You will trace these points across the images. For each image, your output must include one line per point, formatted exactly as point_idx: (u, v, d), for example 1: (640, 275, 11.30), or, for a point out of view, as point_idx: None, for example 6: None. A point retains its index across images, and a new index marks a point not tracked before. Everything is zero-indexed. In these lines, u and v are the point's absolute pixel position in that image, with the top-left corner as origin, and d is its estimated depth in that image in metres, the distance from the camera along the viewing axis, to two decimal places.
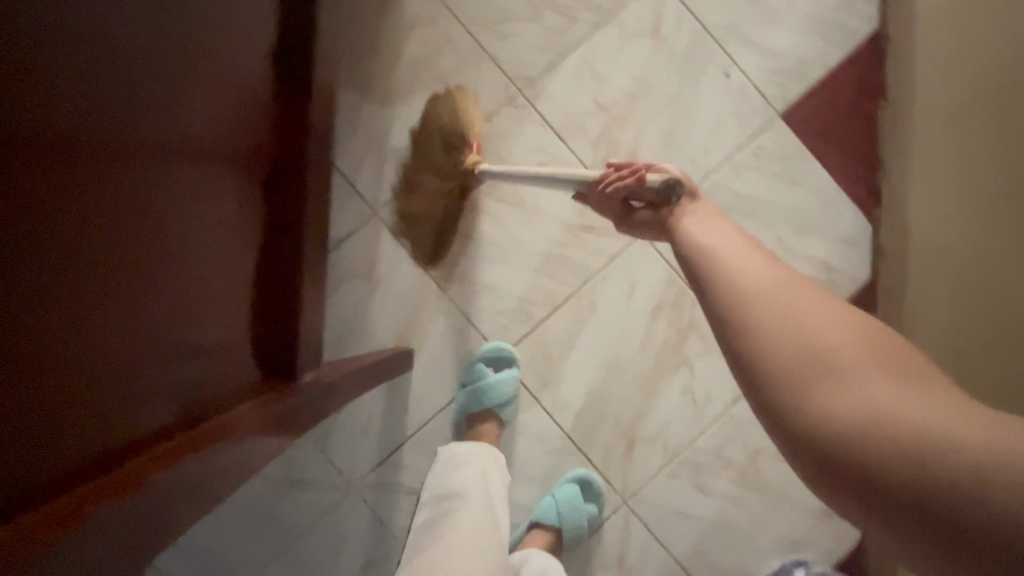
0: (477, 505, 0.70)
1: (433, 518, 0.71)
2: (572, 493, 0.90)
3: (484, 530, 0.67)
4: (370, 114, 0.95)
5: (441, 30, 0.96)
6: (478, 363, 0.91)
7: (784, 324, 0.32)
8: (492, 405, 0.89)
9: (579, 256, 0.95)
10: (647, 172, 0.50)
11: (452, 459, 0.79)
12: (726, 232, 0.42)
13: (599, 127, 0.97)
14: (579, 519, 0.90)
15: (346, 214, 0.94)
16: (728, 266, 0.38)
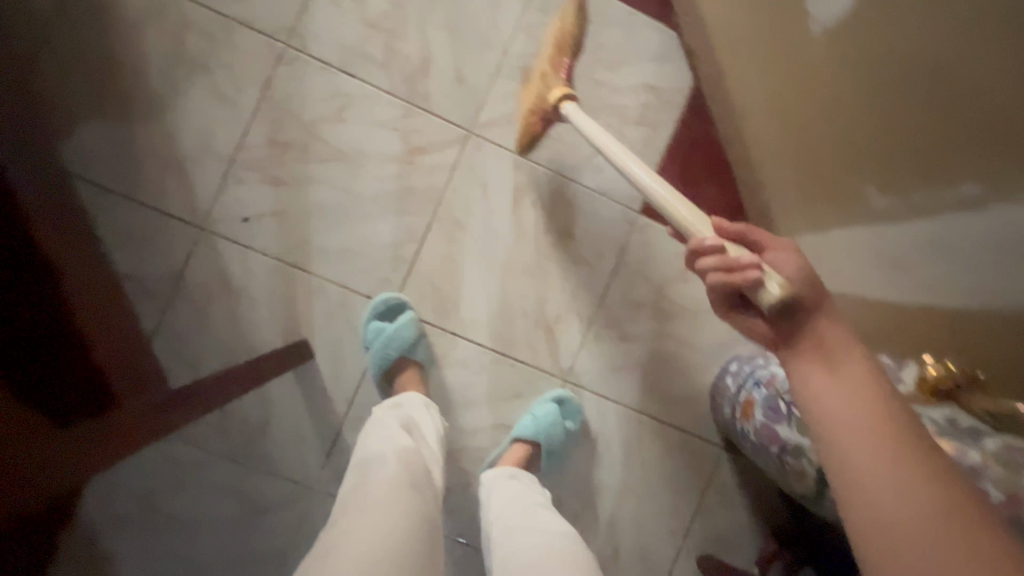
0: (393, 458, 0.71)
1: (355, 477, 0.70)
2: (547, 406, 0.94)
3: (400, 475, 0.68)
4: (148, 134, 0.88)
5: (174, 17, 0.88)
6: (371, 321, 0.89)
7: (887, 528, 0.36)
8: (400, 353, 0.88)
9: (422, 180, 0.93)
10: (763, 274, 0.49)
11: (373, 427, 0.80)
12: (849, 388, 0.43)
13: (382, 47, 0.92)
14: (559, 433, 0.93)
15: (173, 243, 0.88)
16: (843, 446, 0.41)
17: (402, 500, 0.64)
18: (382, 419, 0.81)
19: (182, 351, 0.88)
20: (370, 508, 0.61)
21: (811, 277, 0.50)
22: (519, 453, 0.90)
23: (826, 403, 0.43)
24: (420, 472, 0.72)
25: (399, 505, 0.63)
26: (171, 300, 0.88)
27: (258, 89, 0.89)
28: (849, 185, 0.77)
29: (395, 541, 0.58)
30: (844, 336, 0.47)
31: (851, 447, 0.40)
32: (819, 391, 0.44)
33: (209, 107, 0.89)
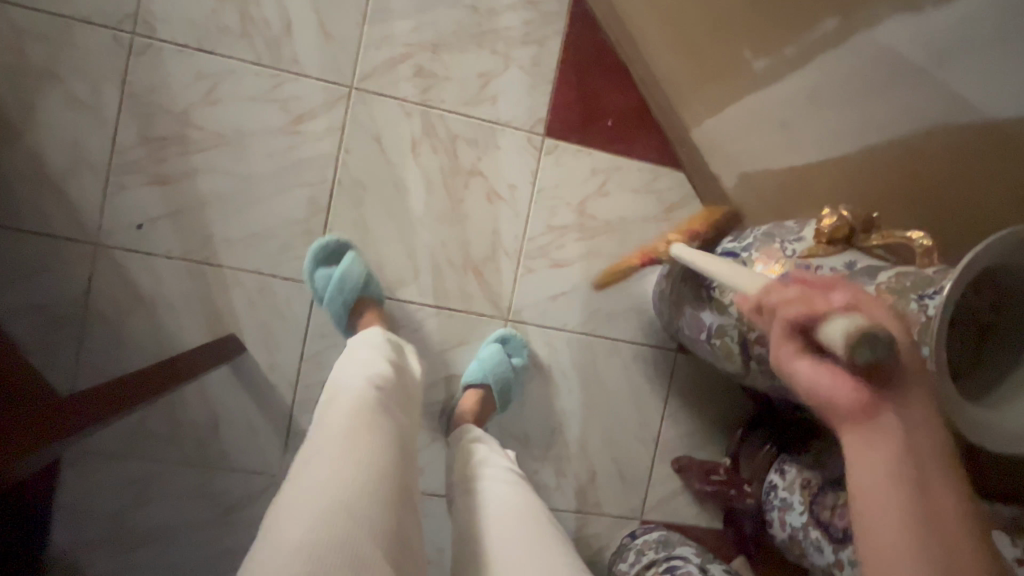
0: (361, 388, 0.64)
1: (318, 412, 0.62)
2: (488, 346, 0.93)
3: (367, 404, 0.61)
4: (11, 158, 0.83)
5: (3, 27, 0.81)
6: (318, 270, 0.85)
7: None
8: (358, 293, 0.84)
9: (313, 148, 0.90)
10: (830, 296, 0.36)
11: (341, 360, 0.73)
12: (898, 474, 0.35)
13: (236, 15, 0.86)
14: (508, 370, 0.91)
15: (70, 264, 0.85)
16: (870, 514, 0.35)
17: (365, 429, 0.56)
18: (352, 350, 0.74)
19: (110, 370, 0.86)
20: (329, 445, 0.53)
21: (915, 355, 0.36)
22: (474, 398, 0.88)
23: (873, 488, 0.35)
24: (389, 398, 0.65)
25: (363, 436, 0.55)
26: (85, 322, 0.85)
27: (116, 86, 0.84)
28: (727, 55, 0.75)
29: (363, 481, 0.50)
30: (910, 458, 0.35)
31: (889, 523, 0.35)
32: (869, 468, 0.35)
33: (69, 116, 0.84)
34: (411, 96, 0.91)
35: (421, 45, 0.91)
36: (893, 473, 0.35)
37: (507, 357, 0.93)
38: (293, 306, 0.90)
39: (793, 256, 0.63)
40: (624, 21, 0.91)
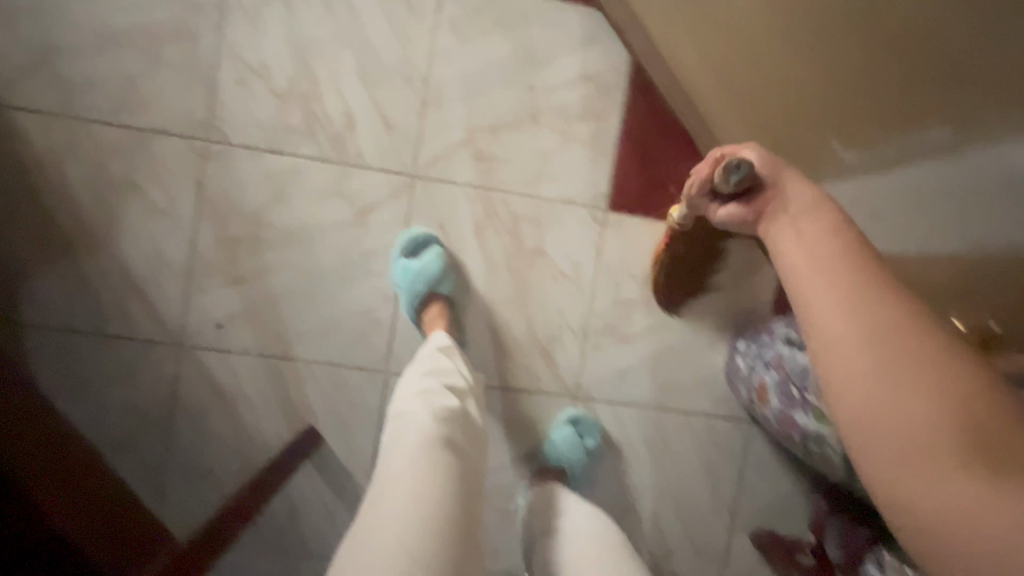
0: (429, 417, 0.69)
1: (392, 432, 0.70)
2: (564, 430, 0.92)
3: (436, 440, 0.66)
4: (99, 267, 0.86)
5: (88, 144, 0.85)
6: (398, 258, 0.88)
7: (889, 411, 0.36)
8: (432, 287, 0.87)
9: (379, 239, 0.90)
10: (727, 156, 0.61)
11: (405, 383, 0.78)
12: (817, 242, 0.48)
13: (301, 115, 0.87)
14: (581, 456, 0.91)
15: (155, 364, 0.87)
16: (818, 331, 0.42)
17: (431, 467, 0.62)
18: (417, 367, 0.79)
19: (194, 465, 0.88)
20: (406, 479, 0.61)
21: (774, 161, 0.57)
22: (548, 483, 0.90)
23: (793, 255, 0.48)
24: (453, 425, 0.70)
25: (430, 476, 0.61)
26: (170, 419, 0.88)
27: (192, 192, 0.87)
28: (813, 141, 0.78)
29: (427, 519, 0.57)
30: (799, 202, 0.54)
31: (809, 280, 0.45)
32: (789, 246, 0.50)
33: (150, 223, 0.87)
34: (472, 180, 0.91)
35: (480, 129, 0.91)
36: (816, 243, 0.48)
37: (580, 440, 0.92)
38: (365, 395, 0.91)
39: None
40: (688, 93, 0.87)
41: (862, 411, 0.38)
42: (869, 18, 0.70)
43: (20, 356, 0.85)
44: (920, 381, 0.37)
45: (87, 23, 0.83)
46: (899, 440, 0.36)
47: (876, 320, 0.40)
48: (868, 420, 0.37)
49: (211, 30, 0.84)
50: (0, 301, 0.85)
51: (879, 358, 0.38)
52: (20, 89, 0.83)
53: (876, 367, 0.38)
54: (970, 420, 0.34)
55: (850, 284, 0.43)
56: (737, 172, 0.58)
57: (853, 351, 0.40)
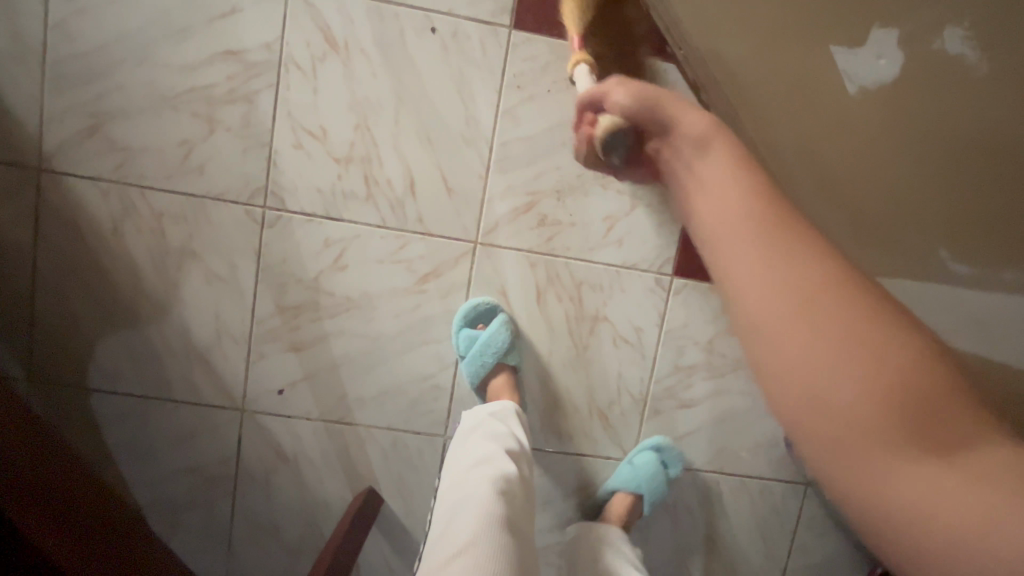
0: (483, 488, 0.63)
1: (447, 510, 0.64)
2: (649, 455, 0.91)
3: (491, 513, 0.60)
4: (161, 334, 0.86)
5: (145, 211, 0.83)
6: (462, 329, 0.86)
7: (817, 409, 0.32)
8: (498, 360, 0.85)
9: (437, 305, 0.88)
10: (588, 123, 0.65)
11: (460, 455, 0.73)
12: (726, 192, 0.40)
13: (360, 179, 0.84)
14: (662, 483, 0.90)
15: (219, 428, 0.88)
16: (735, 290, 0.36)
17: (486, 539, 0.56)
18: (476, 436, 0.74)
19: (260, 523, 0.90)
20: (459, 553, 0.55)
21: (641, 93, 0.55)
22: (622, 502, 0.90)
23: (702, 205, 0.41)
24: (511, 498, 0.64)
25: (485, 549, 0.55)
26: (236, 480, 0.89)
27: (251, 259, 0.85)
28: (917, 252, 0.66)
29: None
30: (690, 134, 0.48)
31: (723, 238, 0.38)
32: (709, 199, 0.41)
33: (209, 291, 0.85)
34: (535, 246, 0.88)
35: (544, 192, 0.87)
36: (733, 199, 0.39)
37: (662, 467, 0.91)
38: (425, 459, 0.91)
39: None
40: None
41: (796, 406, 0.32)
42: (980, 153, 0.63)
43: (92, 421, 0.87)
44: (848, 361, 0.31)
45: (142, 86, 0.80)
46: (838, 454, 0.31)
47: (801, 283, 0.34)
48: (800, 418, 0.32)
49: (268, 92, 0.81)
50: (67, 367, 0.85)
51: (812, 328, 0.32)
52: (76, 156, 0.81)
53: (819, 353, 0.32)
54: (911, 408, 0.30)
55: (767, 239, 0.36)
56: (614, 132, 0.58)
57: (782, 335, 0.33)
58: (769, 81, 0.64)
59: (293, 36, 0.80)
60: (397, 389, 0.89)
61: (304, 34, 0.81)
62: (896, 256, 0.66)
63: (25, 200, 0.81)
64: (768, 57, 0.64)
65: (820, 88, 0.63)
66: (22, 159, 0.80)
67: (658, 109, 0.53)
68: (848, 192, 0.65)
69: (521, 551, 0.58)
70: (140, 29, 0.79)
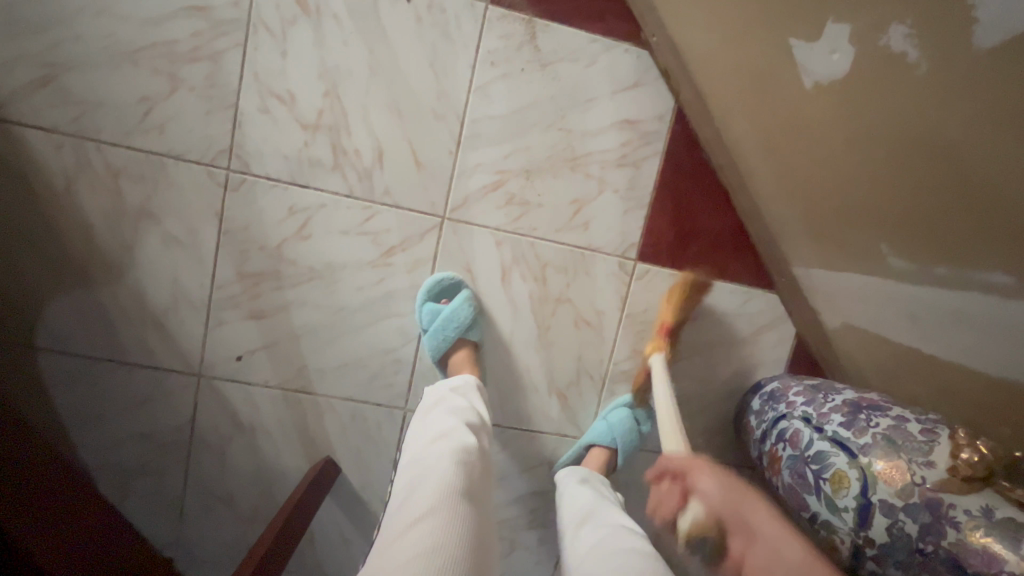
0: (444, 459, 0.63)
1: (407, 481, 0.63)
2: (618, 412, 0.93)
3: (451, 483, 0.59)
4: (115, 296, 0.84)
5: (101, 167, 0.80)
6: (426, 302, 0.87)
7: None
8: (460, 335, 0.85)
9: (402, 279, 0.88)
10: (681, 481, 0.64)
11: (421, 430, 0.73)
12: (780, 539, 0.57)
13: (327, 147, 0.83)
14: (636, 439, 0.92)
15: (173, 394, 0.87)
16: None
17: (447, 507, 0.56)
18: (438, 410, 0.75)
19: (214, 491, 0.90)
20: (420, 520, 0.54)
21: (730, 497, 0.60)
22: (596, 457, 0.92)
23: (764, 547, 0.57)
24: (471, 467, 0.64)
25: (446, 516, 0.55)
26: (190, 446, 0.88)
27: (212, 223, 0.83)
28: (858, 245, 0.70)
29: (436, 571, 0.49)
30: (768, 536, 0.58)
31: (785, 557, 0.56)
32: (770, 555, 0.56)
33: (167, 255, 0.83)
34: (502, 224, 0.88)
35: (513, 172, 0.87)
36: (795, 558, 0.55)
37: (635, 424, 0.93)
38: (384, 432, 0.92)
39: (922, 486, 0.61)
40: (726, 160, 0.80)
41: None
42: (923, 158, 0.60)
43: (38, 382, 0.85)
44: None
45: (100, 38, 0.77)
46: None
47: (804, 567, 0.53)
48: None
49: (235, 51, 0.79)
50: (15, 325, 0.83)
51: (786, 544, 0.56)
52: (28, 106, 0.78)
53: None
54: None
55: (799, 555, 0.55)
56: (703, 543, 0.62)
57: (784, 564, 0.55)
58: (735, 73, 0.71)
59: None
60: (357, 361, 0.89)
61: None
62: (836, 245, 0.73)
63: None
64: (739, 49, 0.69)
65: (777, 81, 0.68)
66: None
67: (739, 517, 0.60)
68: (795, 186, 0.73)
69: (480, 517, 0.58)
70: None
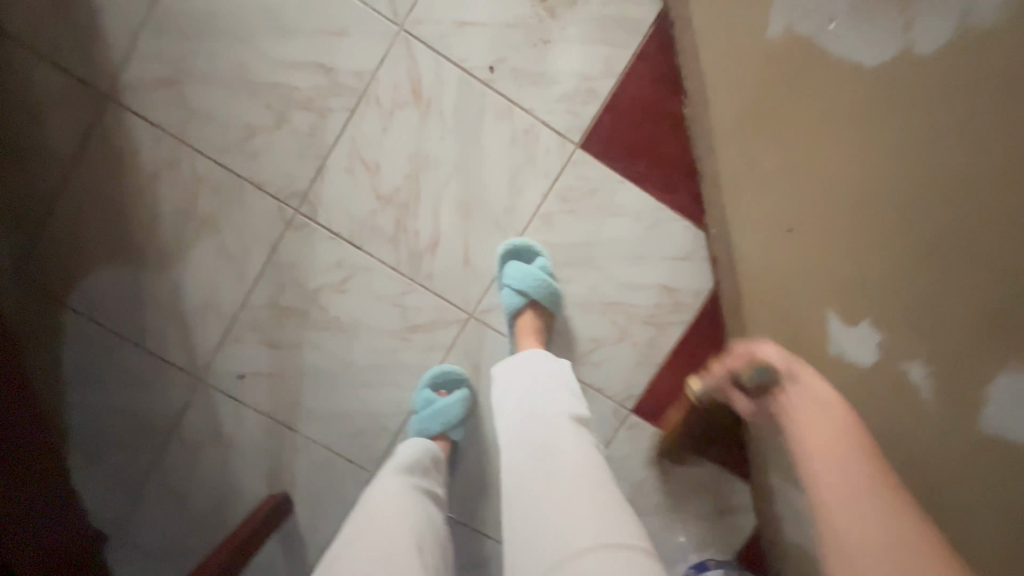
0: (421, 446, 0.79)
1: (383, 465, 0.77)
2: (518, 268, 0.87)
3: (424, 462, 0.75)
4: (154, 283, 0.88)
5: (189, 171, 0.86)
6: (424, 390, 0.89)
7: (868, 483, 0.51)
8: (442, 429, 0.88)
9: (416, 357, 0.92)
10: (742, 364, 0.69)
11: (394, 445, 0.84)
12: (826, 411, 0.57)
13: (392, 221, 0.88)
14: (527, 276, 0.86)
15: (172, 389, 0.91)
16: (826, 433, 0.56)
17: (420, 476, 0.71)
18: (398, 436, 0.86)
19: (172, 486, 0.92)
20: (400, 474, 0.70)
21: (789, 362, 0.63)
22: (531, 322, 0.87)
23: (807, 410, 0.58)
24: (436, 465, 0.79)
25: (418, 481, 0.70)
26: (167, 440, 0.92)
27: (265, 251, 0.88)
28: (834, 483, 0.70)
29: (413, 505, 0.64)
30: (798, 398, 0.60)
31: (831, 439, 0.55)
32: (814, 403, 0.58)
33: (214, 263, 0.88)
34: None
35: None
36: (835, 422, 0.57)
37: (529, 265, 0.87)
38: (347, 487, 0.94)
39: None
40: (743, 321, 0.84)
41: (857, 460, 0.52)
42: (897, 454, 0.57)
43: (54, 336, 0.88)
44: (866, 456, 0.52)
45: (230, 63, 0.84)
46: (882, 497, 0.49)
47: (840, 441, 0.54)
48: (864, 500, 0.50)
49: (343, 113, 0.86)
50: (54, 281, 0.87)
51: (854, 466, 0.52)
52: (145, 100, 0.84)
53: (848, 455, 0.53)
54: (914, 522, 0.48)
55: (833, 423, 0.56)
56: (759, 374, 0.63)
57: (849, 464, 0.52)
58: (791, 270, 0.68)
59: (385, 75, 0.85)
60: (347, 413, 0.93)
61: (394, 77, 0.85)
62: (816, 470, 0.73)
63: (81, 118, 0.84)
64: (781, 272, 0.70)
65: (802, 318, 0.68)
66: (94, 81, 0.84)
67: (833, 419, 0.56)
68: None
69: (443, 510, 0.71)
70: (254, 15, 0.84)
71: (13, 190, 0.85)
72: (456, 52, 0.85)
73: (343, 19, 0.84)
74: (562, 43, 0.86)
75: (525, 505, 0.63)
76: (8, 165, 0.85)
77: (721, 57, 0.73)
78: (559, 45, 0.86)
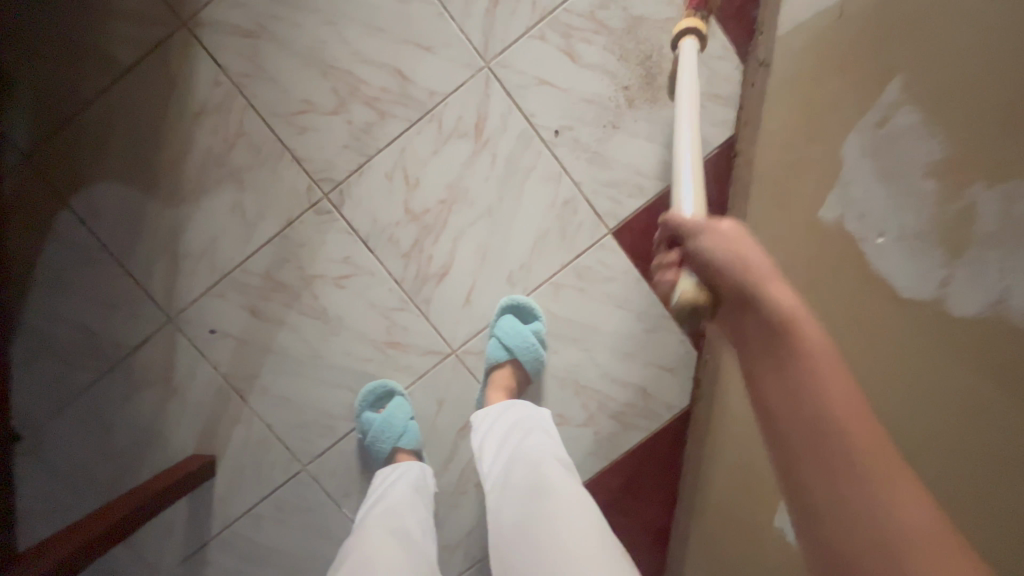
0: (400, 493, 0.77)
1: (365, 512, 0.75)
2: (510, 324, 0.87)
3: (402, 511, 0.74)
4: (159, 214, 0.87)
5: (233, 122, 0.85)
6: (364, 412, 0.89)
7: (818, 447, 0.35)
8: (391, 445, 0.87)
9: (386, 373, 0.91)
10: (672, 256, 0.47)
11: (379, 483, 0.82)
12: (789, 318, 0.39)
13: (412, 238, 0.89)
14: (513, 334, 0.86)
15: (137, 321, 0.89)
16: (763, 351, 0.39)
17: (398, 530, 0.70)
18: (381, 473, 0.84)
19: (102, 414, 0.90)
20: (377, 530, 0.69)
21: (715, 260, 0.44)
22: (505, 379, 0.87)
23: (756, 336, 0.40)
24: (421, 509, 0.77)
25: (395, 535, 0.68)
26: (114, 367, 0.90)
27: (279, 222, 0.88)
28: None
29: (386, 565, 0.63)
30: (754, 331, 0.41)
31: (782, 377, 0.37)
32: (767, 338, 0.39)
33: (225, 216, 0.87)
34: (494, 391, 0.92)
35: None
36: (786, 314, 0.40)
37: (521, 325, 0.88)
38: (273, 472, 0.92)
39: None
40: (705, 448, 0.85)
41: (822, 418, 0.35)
42: None
43: (41, 230, 0.86)
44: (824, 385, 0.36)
45: (313, 38, 0.85)
46: (842, 450, 0.34)
47: (804, 361, 0.37)
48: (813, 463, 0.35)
49: (402, 122, 0.86)
50: (62, 177, 0.85)
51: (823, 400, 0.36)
52: (218, 43, 0.84)
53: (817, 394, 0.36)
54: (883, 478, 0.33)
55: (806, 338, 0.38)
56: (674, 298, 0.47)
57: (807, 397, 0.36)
58: None
59: (454, 102, 0.86)
60: (300, 402, 0.91)
61: (462, 108, 0.86)
62: None
63: (149, 37, 0.84)
64: None
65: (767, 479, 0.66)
66: (176, 8, 0.84)
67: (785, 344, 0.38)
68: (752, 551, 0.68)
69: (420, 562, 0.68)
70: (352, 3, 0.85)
71: (57, 81, 0.84)
72: (528, 105, 0.87)
73: (434, 36, 0.85)
74: (628, 132, 0.88)
75: (517, 560, 0.56)
76: (62, 56, 0.84)
77: (770, 209, 0.75)
78: (624, 134, 0.87)
